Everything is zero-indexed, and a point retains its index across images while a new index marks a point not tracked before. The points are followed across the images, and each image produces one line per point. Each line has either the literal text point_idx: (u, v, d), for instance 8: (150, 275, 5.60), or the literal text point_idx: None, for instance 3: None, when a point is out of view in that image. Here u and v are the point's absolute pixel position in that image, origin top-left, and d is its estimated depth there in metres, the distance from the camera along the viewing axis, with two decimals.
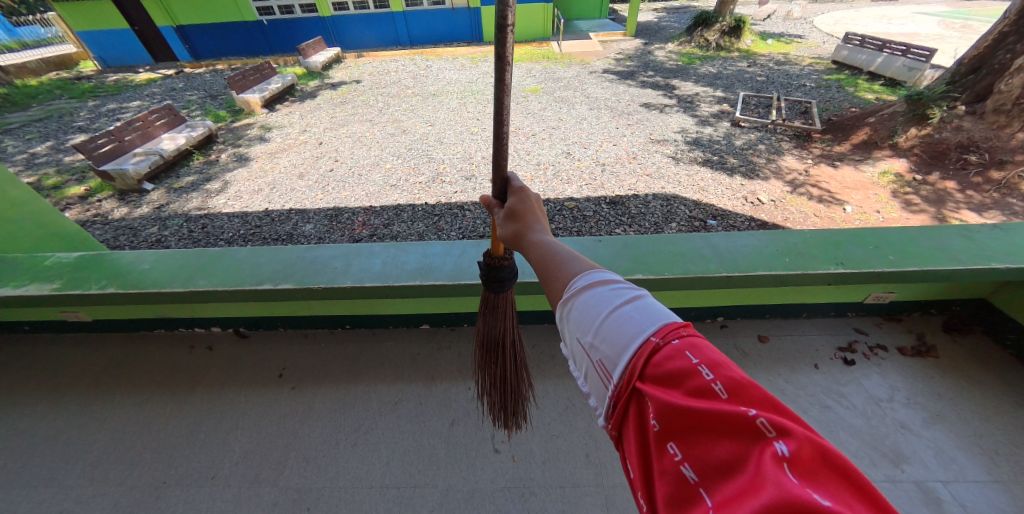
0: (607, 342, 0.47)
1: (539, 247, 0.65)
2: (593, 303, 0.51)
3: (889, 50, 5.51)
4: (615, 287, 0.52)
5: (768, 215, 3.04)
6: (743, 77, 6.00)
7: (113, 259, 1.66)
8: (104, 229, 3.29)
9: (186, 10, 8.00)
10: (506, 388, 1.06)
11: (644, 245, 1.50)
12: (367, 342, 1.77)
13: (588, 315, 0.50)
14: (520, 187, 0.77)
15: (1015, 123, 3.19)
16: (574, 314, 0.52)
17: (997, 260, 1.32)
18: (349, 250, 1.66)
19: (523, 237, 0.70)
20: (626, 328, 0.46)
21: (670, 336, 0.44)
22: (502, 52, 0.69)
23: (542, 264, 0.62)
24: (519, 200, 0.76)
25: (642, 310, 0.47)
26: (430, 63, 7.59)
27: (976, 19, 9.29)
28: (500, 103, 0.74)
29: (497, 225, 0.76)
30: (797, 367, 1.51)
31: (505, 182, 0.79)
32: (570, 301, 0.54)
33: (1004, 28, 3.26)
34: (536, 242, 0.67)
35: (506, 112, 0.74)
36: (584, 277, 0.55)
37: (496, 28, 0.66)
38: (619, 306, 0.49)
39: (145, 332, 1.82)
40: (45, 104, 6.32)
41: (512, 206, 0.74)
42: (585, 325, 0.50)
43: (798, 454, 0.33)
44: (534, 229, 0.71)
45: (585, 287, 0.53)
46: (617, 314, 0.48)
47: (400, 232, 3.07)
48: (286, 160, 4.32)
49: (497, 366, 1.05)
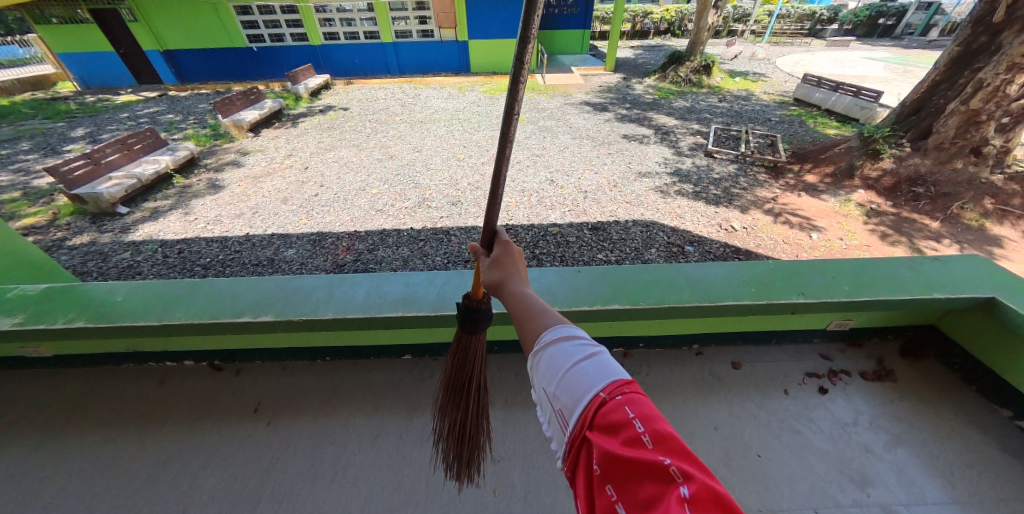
0: (566, 393, 0.51)
1: (517, 299, 0.69)
2: (558, 356, 0.55)
3: (843, 91, 5.97)
4: (577, 342, 0.57)
5: (741, 241, 3.19)
6: (715, 110, 6.39)
7: (81, 291, 1.62)
8: (71, 254, 3.20)
9: (175, 35, 8.08)
10: (465, 431, 1.06)
11: (620, 275, 1.56)
12: (347, 373, 1.75)
13: (553, 367, 0.55)
14: (506, 239, 0.81)
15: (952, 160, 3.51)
16: (540, 366, 0.56)
17: (938, 291, 1.42)
18: (333, 280, 1.67)
19: (503, 286, 0.74)
20: (582, 382, 0.51)
21: (614, 392, 0.48)
22: (509, 127, 0.76)
23: (516, 315, 0.67)
24: (504, 251, 0.80)
25: (597, 366, 0.52)
26: (419, 91, 7.83)
27: (917, 63, 10.16)
28: (499, 164, 0.80)
29: (481, 271, 0.81)
30: (768, 392, 1.57)
31: (492, 233, 0.83)
32: (539, 352, 0.58)
33: (937, 76, 3.63)
34: (514, 292, 0.71)
35: (503, 174, 0.80)
36: (552, 330, 0.60)
37: (506, 112, 0.74)
38: (578, 362, 0.54)
39: (114, 365, 1.76)
40: (18, 125, 6.22)
41: (497, 256, 0.79)
42: (550, 376, 0.54)
43: (702, 498, 0.36)
44: (516, 280, 0.74)
45: (553, 340, 0.58)
46: (575, 370, 0.52)
47: (384, 257, 3.09)
48: (271, 185, 4.32)
49: (461, 408, 1.06)
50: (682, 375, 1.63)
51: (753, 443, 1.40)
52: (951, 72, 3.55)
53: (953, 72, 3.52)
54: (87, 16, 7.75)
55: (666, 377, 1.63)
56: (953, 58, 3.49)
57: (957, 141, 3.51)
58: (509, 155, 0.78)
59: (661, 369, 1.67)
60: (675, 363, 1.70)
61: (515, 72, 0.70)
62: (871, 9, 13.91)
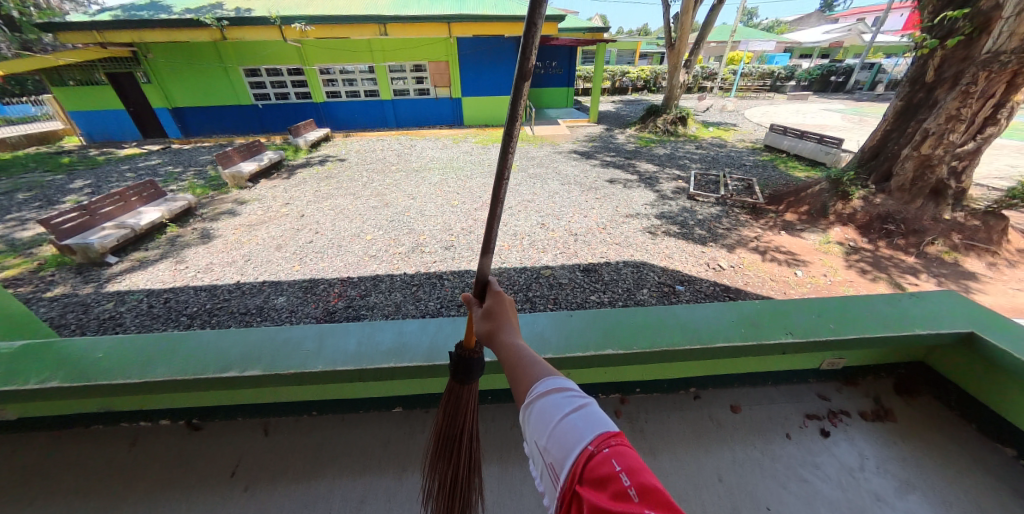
0: (556, 446, 0.51)
1: (509, 350, 0.69)
2: (548, 408, 0.56)
3: (807, 138, 6.40)
4: (568, 394, 0.58)
5: (730, 280, 3.24)
6: (694, 157, 6.77)
7: (61, 347, 1.57)
8: (51, 306, 3.13)
9: (185, 94, 8.51)
10: (456, 488, 1.00)
11: (611, 318, 1.57)
12: (334, 429, 1.67)
13: (544, 419, 0.55)
14: (497, 290, 0.81)
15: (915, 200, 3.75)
16: (532, 419, 0.57)
17: (919, 326, 1.45)
18: (324, 330, 1.65)
19: (495, 336, 0.74)
20: (571, 434, 0.51)
21: (601, 444, 0.48)
22: (501, 183, 0.80)
23: (508, 366, 0.67)
24: (496, 301, 0.80)
25: (586, 418, 0.53)
26: (415, 142, 8.21)
27: (870, 114, 11.06)
28: (492, 217, 0.83)
29: (474, 322, 0.81)
30: (770, 437, 1.52)
31: (484, 284, 0.84)
32: (530, 405, 0.59)
33: (887, 127, 4.02)
34: (506, 342, 0.72)
35: (495, 227, 0.84)
36: (543, 383, 0.61)
37: (499, 172, 0.79)
38: (567, 414, 0.54)
39: (81, 428, 1.65)
40: (16, 178, 6.31)
41: (490, 306, 0.80)
42: (542, 428, 0.54)
43: None
44: (508, 331, 0.75)
45: (543, 393, 0.59)
46: (565, 422, 0.53)
47: (376, 303, 3.07)
48: (266, 233, 4.36)
49: (452, 463, 1.01)
50: (680, 421, 1.59)
51: (759, 494, 1.34)
52: (898, 123, 3.94)
53: (900, 122, 3.92)
54: (102, 79, 8.21)
55: (665, 423, 1.58)
56: (898, 112, 3.92)
57: (916, 182, 3.73)
58: (502, 209, 0.81)
59: (660, 415, 1.62)
60: (672, 407, 1.65)
61: (508, 135, 0.76)
62: (822, 68, 15.39)
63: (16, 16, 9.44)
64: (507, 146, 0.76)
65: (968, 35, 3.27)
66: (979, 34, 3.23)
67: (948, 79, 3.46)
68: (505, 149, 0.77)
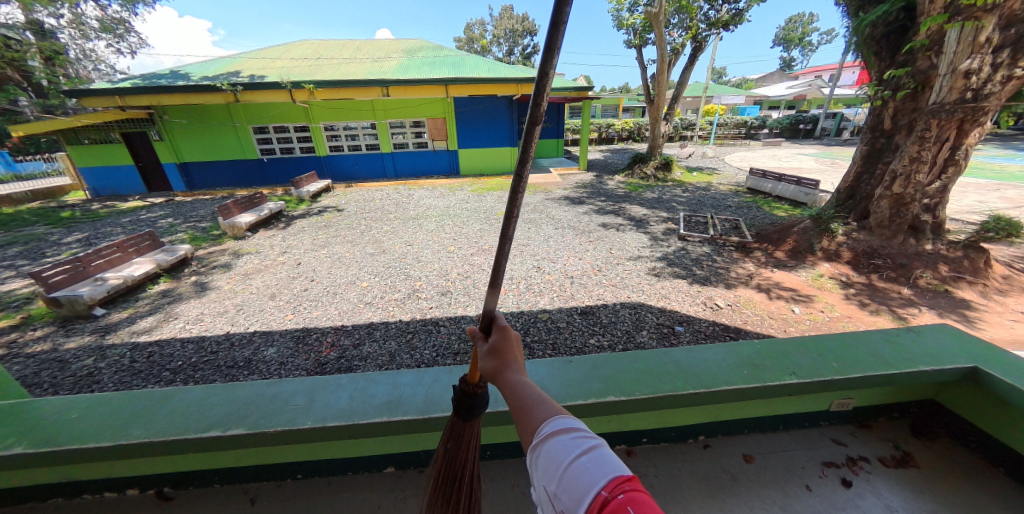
0: (566, 493, 0.48)
1: (514, 389, 0.65)
2: (557, 450, 0.54)
3: (786, 180, 6.70)
4: (576, 436, 0.55)
5: (728, 318, 3.21)
6: (682, 200, 7.01)
7: (32, 409, 1.46)
8: (27, 363, 2.99)
9: (192, 151, 8.84)
10: None
11: (611, 365, 1.51)
12: (318, 495, 1.53)
13: (552, 463, 0.53)
14: (503, 324, 0.77)
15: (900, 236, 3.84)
16: (539, 462, 0.55)
17: (922, 363, 1.41)
18: (315, 385, 1.57)
19: (500, 374, 0.70)
20: (582, 480, 0.48)
21: (615, 490, 0.45)
22: (511, 212, 0.75)
23: (513, 406, 0.63)
24: (501, 337, 0.76)
25: (596, 462, 0.50)
26: (412, 191, 8.46)
27: (841, 157, 11.69)
28: (501, 249, 0.77)
29: (478, 359, 0.76)
30: (789, 491, 1.41)
31: (490, 317, 0.79)
32: (537, 447, 0.56)
33: (858, 169, 4.23)
34: (512, 380, 0.68)
35: (505, 257, 0.77)
36: (551, 422, 0.58)
37: (509, 199, 0.75)
38: (578, 457, 0.51)
39: (37, 503, 1.50)
40: (15, 232, 6.34)
41: (494, 343, 0.74)
42: (550, 473, 0.52)
43: None
44: (514, 369, 0.71)
45: (551, 434, 0.56)
46: (575, 466, 0.50)
47: (369, 352, 2.97)
48: (260, 282, 4.31)
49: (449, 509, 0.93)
50: (691, 474, 1.48)
51: None
52: (866, 165, 4.15)
53: (868, 164, 4.13)
54: (118, 137, 8.58)
55: (675, 476, 1.48)
56: (865, 155, 4.14)
57: (895, 219, 3.83)
58: (511, 240, 0.76)
59: (669, 468, 1.52)
60: (682, 460, 1.55)
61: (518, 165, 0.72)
62: (791, 118, 16.53)
63: (43, 84, 10.10)
64: (518, 177, 0.72)
65: (913, 89, 3.54)
66: (923, 88, 3.48)
67: (904, 126, 3.72)
68: (515, 180, 0.73)
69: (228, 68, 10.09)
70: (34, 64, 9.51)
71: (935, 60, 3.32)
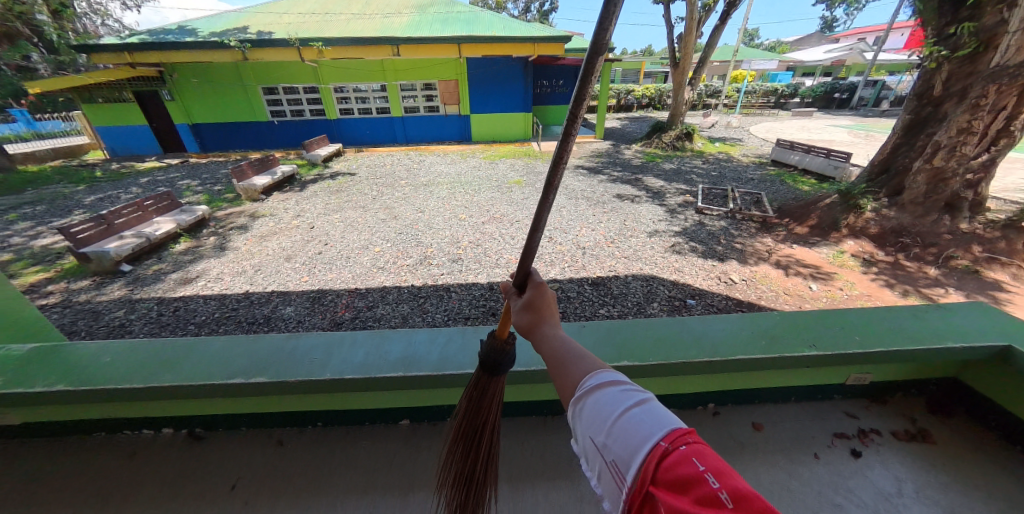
0: (619, 443, 0.48)
1: (554, 343, 0.67)
2: (606, 402, 0.54)
3: (815, 152, 6.37)
4: (624, 389, 0.56)
5: (742, 294, 3.17)
6: (701, 172, 6.77)
7: (70, 353, 1.53)
8: (63, 313, 3.14)
9: (204, 111, 8.75)
10: (472, 482, 0.96)
11: (626, 332, 1.51)
12: (338, 442, 1.61)
13: (601, 415, 0.53)
14: (539, 281, 0.77)
15: (935, 214, 3.68)
16: (586, 414, 0.55)
17: (950, 340, 1.38)
18: (332, 340, 1.60)
19: (536, 330, 0.71)
20: (635, 431, 0.48)
21: (676, 442, 0.45)
22: (557, 165, 0.73)
23: (554, 360, 0.65)
24: (537, 294, 0.75)
25: (650, 414, 0.50)
26: (423, 157, 8.34)
27: (876, 129, 11.03)
28: (543, 203, 0.74)
29: (512, 314, 0.77)
30: (797, 459, 1.44)
31: (524, 273, 0.79)
32: (583, 400, 0.56)
33: (897, 140, 3.96)
34: (548, 336, 0.69)
35: (547, 209, 0.74)
36: (596, 377, 0.59)
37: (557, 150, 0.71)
38: (629, 409, 0.52)
39: (83, 437, 1.62)
40: (41, 189, 6.50)
41: (531, 298, 0.75)
42: (597, 425, 0.52)
43: None
44: (550, 324, 0.72)
45: (596, 387, 0.57)
46: (627, 418, 0.50)
47: (383, 315, 3.04)
48: (276, 244, 4.38)
49: (470, 456, 0.96)
50: None
51: None
52: (907, 136, 3.87)
53: (909, 135, 3.84)
54: (130, 96, 8.53)
55: None
56: (907, 126, 3.85)
57: (931, 196, 3.65)
58: (556, 193, 0.72)
59: None
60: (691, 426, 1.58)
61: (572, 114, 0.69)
62: (825, 86, 15.54)
63: (53, 38, 9.96)
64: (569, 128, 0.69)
65: (974, 50, 3.22)
66: (985, 49, 3.17)
67: (956, 94, 3.42)
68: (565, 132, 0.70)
69: (236, 22, 9.77)
70: (42, 17, 9.34)
71: (1005, 14, 3.01)
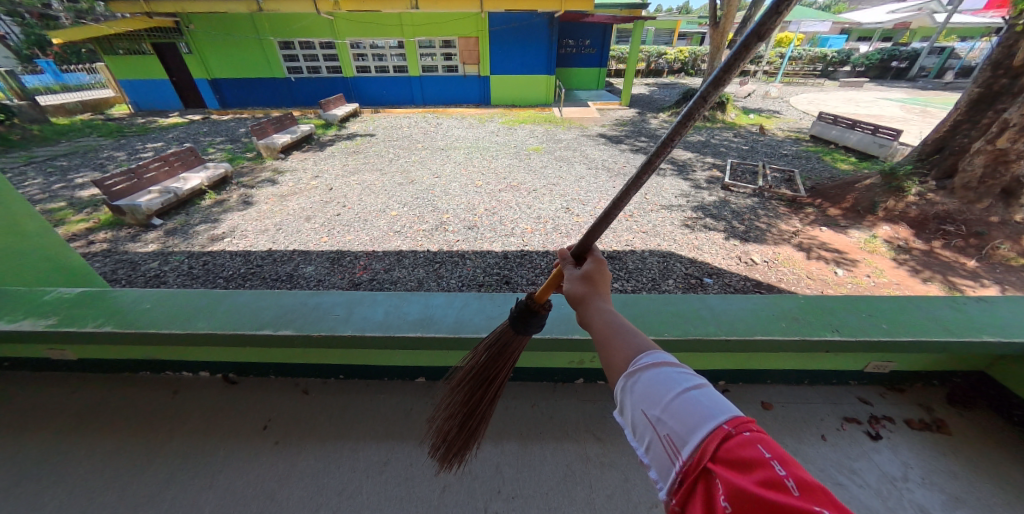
0: (676, 419, 0.51)
1: (606, 315, 0.70)
2: (662, 381, 0.56)
3: (859, 128, 5.95)
4: (679, 370, 0.57)
5: (762, 275, 3.10)
6: (730, 146, 6.44)
7: (114, 297, 1.64)
8: (104, 261, 3.33)
9: (222, 66, 8.65)
10: (467, 422, 1.01)
11: (642, 306, 1.51)
12: (359, 394, 1.71)
13: (657, 391, 0.55)
14: (600, 258, 0.82)
15: (986, 200, 3.45)
16: (639, 388, 0.57)
17: (987, 334, 1.33)
18: (352, 298, 1.66)
19: (588, 300, 0.75)
20: (695, 409, 0.50)
21: (740, 427, 0.47)
22: (654, 159, 0.78)
23: (607, 331, 0.67)
24: (595, 267, 0.80)
25: (708, 397, 0.52)
26: (441, 120, 8.19)
27: (933, 104, 10.12)
28: (629, 187, 0.79)
29: (567, 279, 0.81)
30: (804, 438, 1.46)
31: (586, 246, 0.84)
32: (636, 374, 0.59)
33: (958, 116, 3.65)
34: (601, 310, 0.72)
35: (628, 196, 0.79)
36: (651, 355, 0.60)
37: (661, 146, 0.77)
38: (686, 390, 0.54)
39: (131, 373, 1.76)
40: (73, 141, 6.71)
41: (590, 270, 0.79)
42: (653, 399, 0.54)
43: None
44: (601, 299, 0.75)
45: (652, 364, 0.59)
46: (685, 397, 0.52)
47: (399, 278, 3.11)
48: (296, 204, 4.45)
49: (472, 398, 1.01)
50: None
51: None
52: (971, 112, 3.56)
53: (974, 111, 3.53)
54: (149, 49, 8.49)
55: None
56: (973, 100, 3.53)
57: (987, 181, 3.42)
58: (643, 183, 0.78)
59: None
60: None
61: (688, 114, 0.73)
62: (882, 53, 14.17)
63: None
64: (682, 127, 0.74)
65: None
66: None
67: None
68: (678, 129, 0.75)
69: None
70: None
71: None
